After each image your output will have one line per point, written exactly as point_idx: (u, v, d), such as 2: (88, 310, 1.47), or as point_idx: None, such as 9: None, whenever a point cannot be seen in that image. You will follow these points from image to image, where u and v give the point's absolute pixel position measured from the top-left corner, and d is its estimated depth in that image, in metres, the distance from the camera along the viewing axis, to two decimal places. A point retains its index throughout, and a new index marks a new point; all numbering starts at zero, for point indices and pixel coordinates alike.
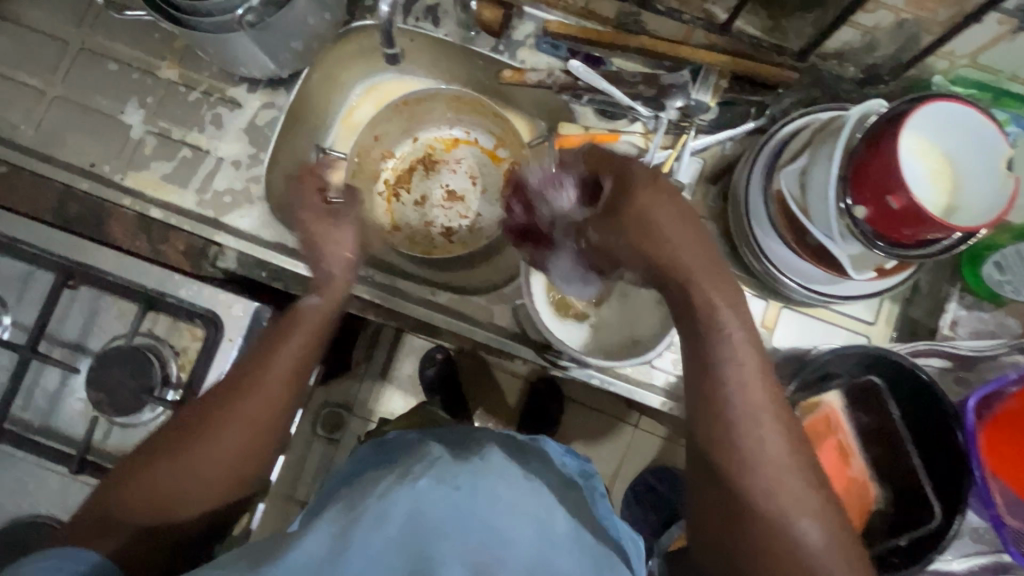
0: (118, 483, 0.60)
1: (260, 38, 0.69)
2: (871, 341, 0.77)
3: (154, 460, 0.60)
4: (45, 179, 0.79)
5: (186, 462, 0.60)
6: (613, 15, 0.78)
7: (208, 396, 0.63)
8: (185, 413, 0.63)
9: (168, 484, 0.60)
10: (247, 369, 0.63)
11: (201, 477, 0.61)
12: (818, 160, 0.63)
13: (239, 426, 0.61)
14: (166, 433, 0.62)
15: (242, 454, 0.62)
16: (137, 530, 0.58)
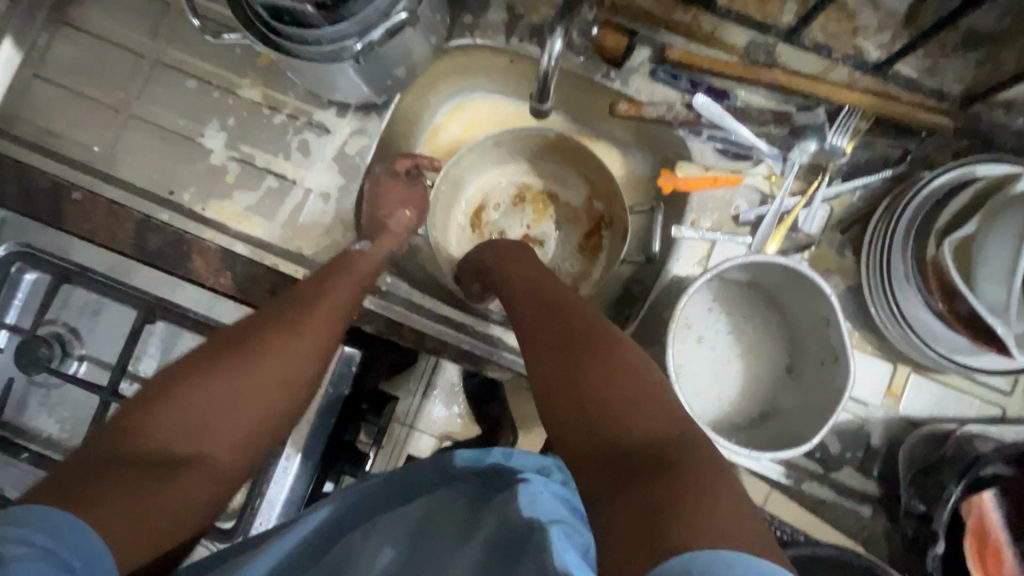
0: (111, 433, 0.48)
1: (365, 66, 0.64)
2: (1007, 414, 0.70)
3: (163, 397, 0.51)
4: (121, 207, 0.74)
5: (206, 392, 0.53)
6: (742, 43, 0.70)
7: (244, 331, 0.58)
8: (220, 344, 0.57)
9: (181, 423, 0.51)
10: (293, 315, 0.60)
11: (214, 419, 0.52)
12: (998, 231, 0.57)
13: (274, 354, 0.57)
14: (172, 375, 0.53)
15: (273, 377, 0.56)
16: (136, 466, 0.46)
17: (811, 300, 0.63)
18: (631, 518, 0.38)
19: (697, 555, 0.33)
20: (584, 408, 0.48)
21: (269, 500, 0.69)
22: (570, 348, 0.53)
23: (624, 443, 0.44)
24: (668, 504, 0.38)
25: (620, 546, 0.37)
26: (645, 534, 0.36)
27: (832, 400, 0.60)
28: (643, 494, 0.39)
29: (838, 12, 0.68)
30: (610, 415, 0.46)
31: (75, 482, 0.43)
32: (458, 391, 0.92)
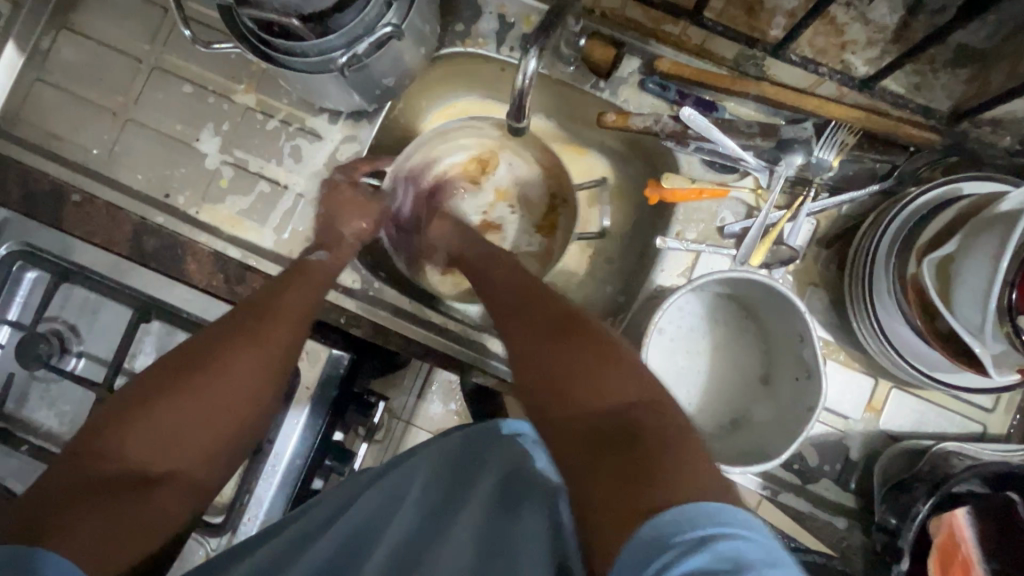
0: (76, 459, 0.50)
1: (353, 77, 0.65)
2: (988, 432, 0.70)
3: (128, 418, 0.53)
4: (119, 209, 0.76)
5: (170, 410, 0.54)
6: (730, 55, 0.70)
7: (197, 346, 0.59)
8: (174, 361, 0.58)
9: (146, 443, 0.52)
10: (247, 327, 0.61)
11: (180, 437, 0.54)
12: (975, 252, 0.57)
13: (231, 368, 0.58)
14: (135, 394, 0.55)
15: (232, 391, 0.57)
16: (105, 491, 0.49)
17: (787, 316, 0.65)
18: (615, 485, 0.45)
19: (678, 513, 0.39)
20: (564, 391, 0.54)
21: (257, 496, 0.71)
22: (546, 340, 0.58)
23: (606, 412, 0.51)
24: (648, 464, 0.45)
25: (605, 505, 0.44)
26: (628, 496, 0.43)
27: (804, 415, 0.61)
28: (620, 458, 0.47)
29: (826, 26, 0.67)
30: (586, 399, 0.53)
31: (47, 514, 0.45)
32: (455, 390, 1.01)
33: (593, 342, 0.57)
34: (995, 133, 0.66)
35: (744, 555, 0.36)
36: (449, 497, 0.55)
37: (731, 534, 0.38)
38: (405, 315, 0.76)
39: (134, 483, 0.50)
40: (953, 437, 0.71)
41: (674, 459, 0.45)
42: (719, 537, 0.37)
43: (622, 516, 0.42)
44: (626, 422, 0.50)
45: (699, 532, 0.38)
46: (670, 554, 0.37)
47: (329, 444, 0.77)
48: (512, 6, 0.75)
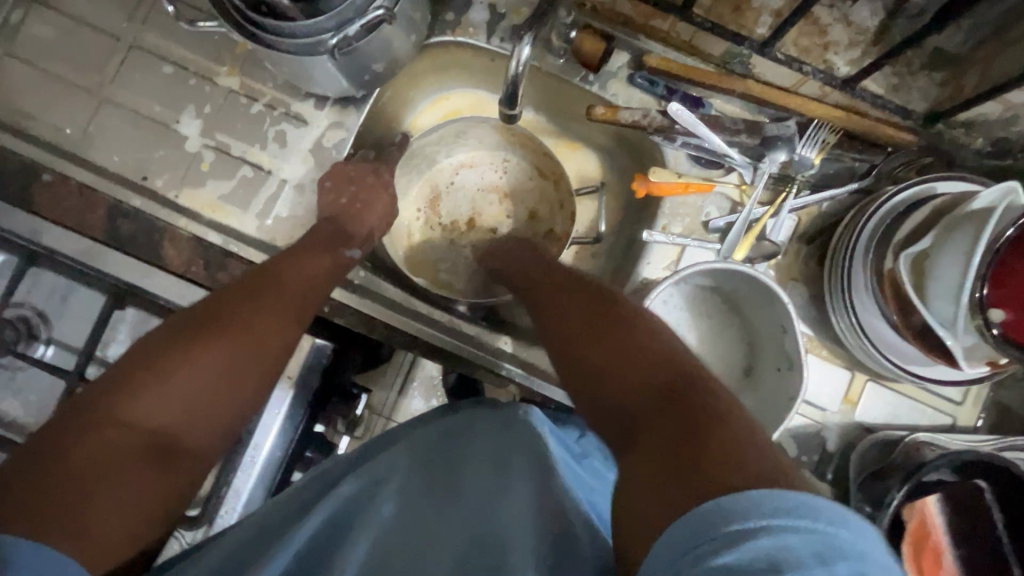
0: (82, 431, 0.45)
1: (342, 61, 0.64)
2: (957, 423, 0.73)
3: (138, 383, 0.49)
4: (93, 192, 0.73)
5: (185, 378, 0.51)
6: (717, 53, 0.72)
7: (206, 313, 0.56)
8: (182, 327, 0.54)
9: (162, 410, 0.49)
10: (264, 301, 0.59)
11: (195, 407, 0.51)
12: (948, 249, 0.59)
13: (250, 336, 0.56)
14: (144, 359, 0.51)
15: (249, 361, 0.55)
16: (115, 462, 0.45)
17: (769, 308, 0.66)
18: (651, 465, 0.40)
19: (726, 501, 0.33)
20: (607, 372, 0.51)
21: (236, 488, 0.69)
22: (587, 325, 0.56)
23: (646, 392, 0.46)
24: (694, 440, 0.39)
25: (647, 481, 0.39)
26: (668, 475, 0.38)
27: (785, 404, 0.63)
28: (666, 428, 0.42)
29: (810, 26, 0.68)
30: (624, 378, 0.49)
31: (53, 488, 0.41)
32: (436, 386, 1.01)
33: (630, 324, 0.54)
34: (968, 135, 0.69)
35: (794, 553, 0.30)
36: (441, 482, 0.51)
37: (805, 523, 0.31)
38: (389, 303, 0.75)
39: (147, 453, 0.47)
40: (925, 429, 0.73)
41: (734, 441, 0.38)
42: (778, 529, 0.31)
43: (659, 498, 0.37)
44: (664, 397, 0.45)
45: (745, 523, 0.31)
46: (712, 547, 0.31)
47: (310, 435, 0.76)
48: None
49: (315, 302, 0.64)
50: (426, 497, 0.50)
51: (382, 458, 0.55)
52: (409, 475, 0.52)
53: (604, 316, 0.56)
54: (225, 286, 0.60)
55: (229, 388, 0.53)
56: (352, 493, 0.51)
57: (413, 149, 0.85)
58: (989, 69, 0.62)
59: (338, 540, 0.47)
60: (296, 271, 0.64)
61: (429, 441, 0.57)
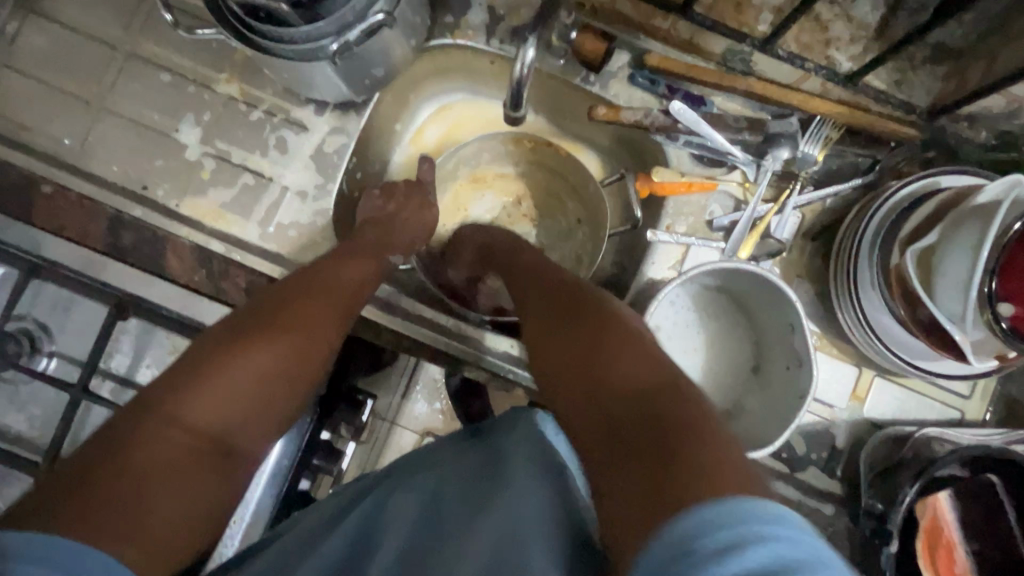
0: (137, 436, 0.42)
1: (342, 66, 0.64)
2: (966, 417, 0.73)
3: (196, 385, 0.46)
4: (93, 202, 0.72)
5: (243, 379, 0.48)
6: (718, 51, 0.71)
7: (257, 310, 0.53)
8: (234, 324, 0.52)
9: (219, 411, 0.46)
10: (311, 295, 0.57)
11: (252, 408, 0.48)
12: (955, 245, 0.58)
13: (305, 335, 0.53)
14: (200, 361, 0.48)
15: (307, 361, 0.53)
16: (175, 468, 0.42)
17: (777, 305, 0.66)
18: (638, 467, 0.36)
19: (696, 517, 0.31)
20: (578, 378, 0.45)
21: (242, 498, 0.68)
22: (572, 325, 0.50)
23: (619, 392, 0.42)
24: (667, 454, 0.36)
25: (622, 497, 0.36)
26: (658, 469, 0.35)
27: (795, 402, 0.62)
28: (636, 447, 0.37)
29: (811, 23, 0.68)
30: (597, 375, 0.44)
31: (116, 497, 0.39)
32: (440, 390, 1.01)
33: (601, 319, 0.50)
34: (971, 129, 0.69)
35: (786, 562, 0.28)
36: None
37: (769, 534, 0.29)
38: (391, 308, 0.74)
39: (209, 456, 0.44)
40: (934, 424, 0.73)
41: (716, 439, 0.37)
42: (751, 540, 0.29)
43: (629, 513, 0.35)
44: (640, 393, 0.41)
45: (734, 533, 0.29)
46: (698, 559, 0.29)
47: (316, 443, 0.75)
48: None
49: (362, 302, 0.62)
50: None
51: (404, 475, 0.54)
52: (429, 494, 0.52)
53: (574, 297, 0.53)
54: (271, 285, 0.58)
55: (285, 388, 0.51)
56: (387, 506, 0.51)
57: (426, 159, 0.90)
58: (991, 63, 0.62)
59: (365, 539, 0.45)
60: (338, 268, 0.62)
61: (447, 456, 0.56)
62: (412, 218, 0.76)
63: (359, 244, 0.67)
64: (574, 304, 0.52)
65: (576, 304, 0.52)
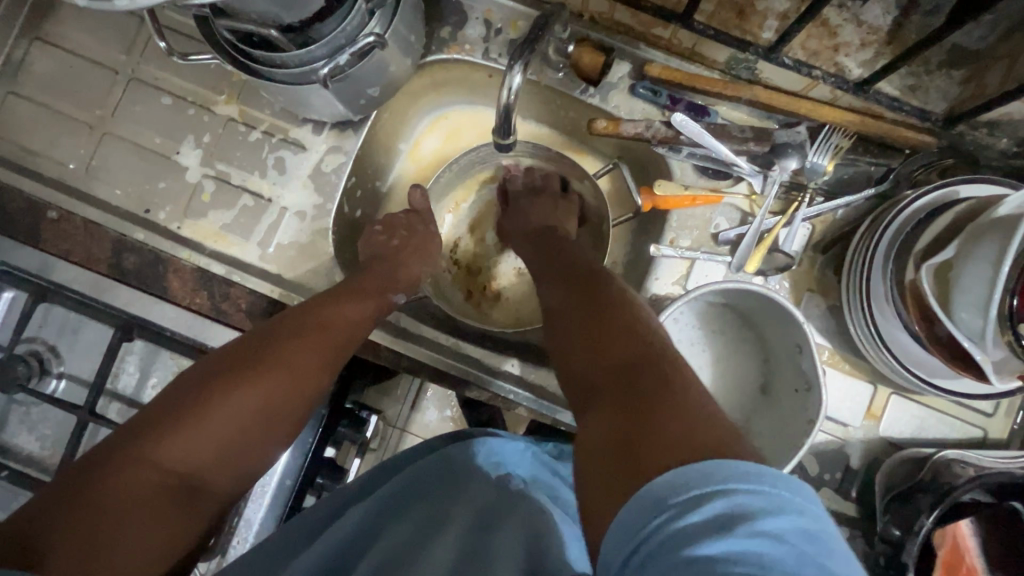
0: (112, 470, 0.45)
1: (336, 88, 0.63)
2: (988, 436, 0.70)
3: (171, 426, 0.48)
4: (98, 226, 0.73)
5: (217, 421, 0.50)
6: (722, 58, 0.69)
7: (243, 349, 0.55)
8: (220, 363, 0.54)
9: (191, 453, 0.48)
10: (299, 334, 0.57)
11: (223, 450, 0.50)
12: (974, 260, 0.55)
13: (286, 380, 0.54)
14: (183, 398, 0.50)
15: (285, 408, 0.54)
16: (140, 505, 0.45)
17: (785, 326, 0.63)
18: (613, 432, 0.43)
19: (675, 473, 0.36)
20: (585, 355, 0.53)
21: (246, 519, 0.67)
22: (592, 317, 0.55)
23: (609, 368, 0.49)
24: (644, 419, 0.42)
25: (600, 460, 0.42)
26: (629, 443, 0.41)
27: (803, 427, 0.60)
28: (624, 417, 0.43)
29: (819, 28, 0.64)
30: (598, 352, 0.52)
31: (78, 529, 0.42)
32: (450, 400, 1.00)
33: (607, 294, 0.58)
34: (991, 134, 0.65)
35: (755, 507, 0.32)
36: (448, 498, 0.54)
37: (737, 485, 0.33)
38: (389, 327, 0.74)
39: (174, 496, 0.47)
40: (954, 443, 0.70)
41: (686, 411, 0.41)
42: (726, 493, 0.33)
43: (612, 476, 0.40)
44: (628, 370, 0.48)
45: (711, 485, 0.34)
46: (674, 509, 0.33)
47: (321, 462, 0.75)
48: (498, 11, 0.73)
49: (354, 343, 0.62)
50: (428, 522, 0.51)
51: (399, 482, 0.58)
52: (413, 504, 0.54)
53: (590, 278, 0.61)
54: (265, 320, 0.59)
55: (258, 433, 0.52)
56: (367, 513, 0.55)
57: (429, 171, 0.88)
58: (1012, 67, 0.59)
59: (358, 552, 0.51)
60: (334, 305, 0.62)
61: (430, 466, 0.58)
62: (417, 243, 0.76)
63: (364, 282, 0.67)
64: (577, 294, 0.59)
65: (584, 290, 0.59)
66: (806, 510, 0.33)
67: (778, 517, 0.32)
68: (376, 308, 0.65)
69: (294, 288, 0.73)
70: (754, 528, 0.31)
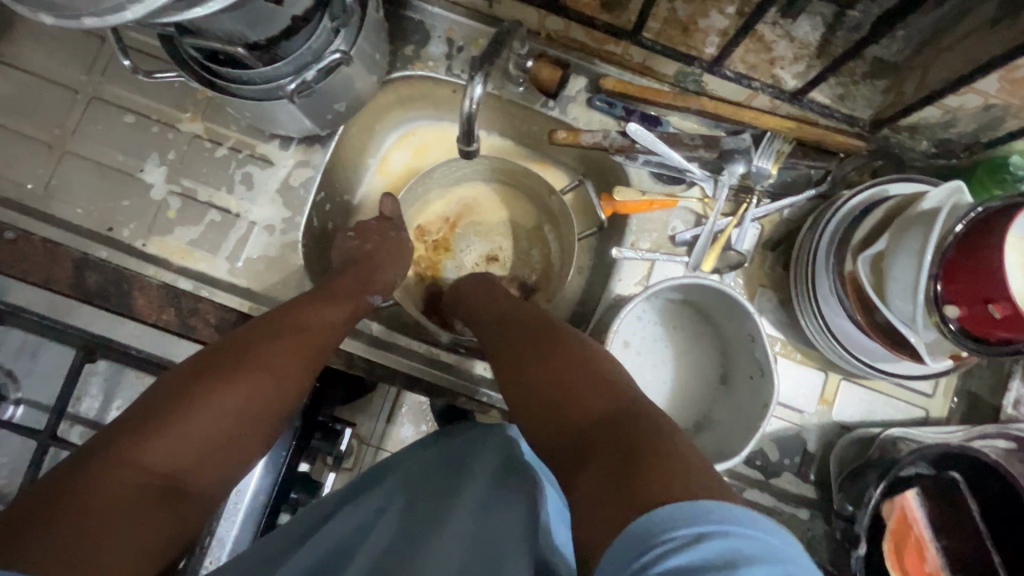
0: (93, 470, 0.44)
1: (303, 103, 0.65)
2: (930, 415, 0.75)
3: (151, 427, 0.48)
4: (59, 246, 0.72)
5: (205, 417, 0.50)
6: (671, 73, 0.73)
7: (220, 354, 0.55)
8: (198, 367, 0.54)
9: (174, 453, 0.48)
10: (274, 337, 0.58)
11: (205, 450, 0.50)
12: (902, 249, 0.60)
13: (266, 379, 0.55)
14: (162, 401, 0.50)
15: (265, 406, 0.54)
16: (125, 504, 0.43)
17: (737, 316, 0.68)
18: (606, 487, 0.39)
19: (660, 512, 0.33)
20: (559, 411, 0.49)
21: (219, 537, 0.66)
22: (563, 376, 0.51)
23: (591, 423, 0.46)
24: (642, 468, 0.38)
25: (595, 513, 0.38)
26: (625, 497, 0.37)
27: (759, 411, 0.64)
28: (615, 474, 0.39)
29: (755, 44, 0.69)
30: (570, 407, 0.48)
31: (66, 525, 0.40)
32: (425, 412, 1.00)
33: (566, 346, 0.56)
34: (913, 137, 0.71)
35: (744, 554, 0.30)
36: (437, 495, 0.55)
37: (725, 529, 0.32)
38: (360, 336, 0.75)
39: (158, 493, 0.46)
40: (900, 423, 0.75)
41: (682, 459, 0.38)
42: (709, 536, 0.31)
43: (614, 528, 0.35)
44: (609, 428, 0.44)
45: (694, 528, 0.32)
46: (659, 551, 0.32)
47: (296, 477, 0.74)
48: (459, 30, 0.76)
49: (331, 347, 0.63)
50: (421, 518, 0.52)
51: (388, 485, 0.59)
52: (410, 505, 0.55)
53: (545, 335, 0.59)
54: (239, 327, 0.60)
55: (240, 433, 0.52)
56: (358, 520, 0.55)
57: (397, 183, 0.90)
58: (925, 76, 0.65)
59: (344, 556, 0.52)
60: (309, 310, 0.63)
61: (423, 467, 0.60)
62: (391, 251, 0.77)
63: (337, 287, 0.68)
64: (534, 351, 0.57)
65: (545, 346, 0.57)
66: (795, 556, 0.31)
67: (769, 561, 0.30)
68: (350, 313, 0.67)
69: (262, 302, 0.74)
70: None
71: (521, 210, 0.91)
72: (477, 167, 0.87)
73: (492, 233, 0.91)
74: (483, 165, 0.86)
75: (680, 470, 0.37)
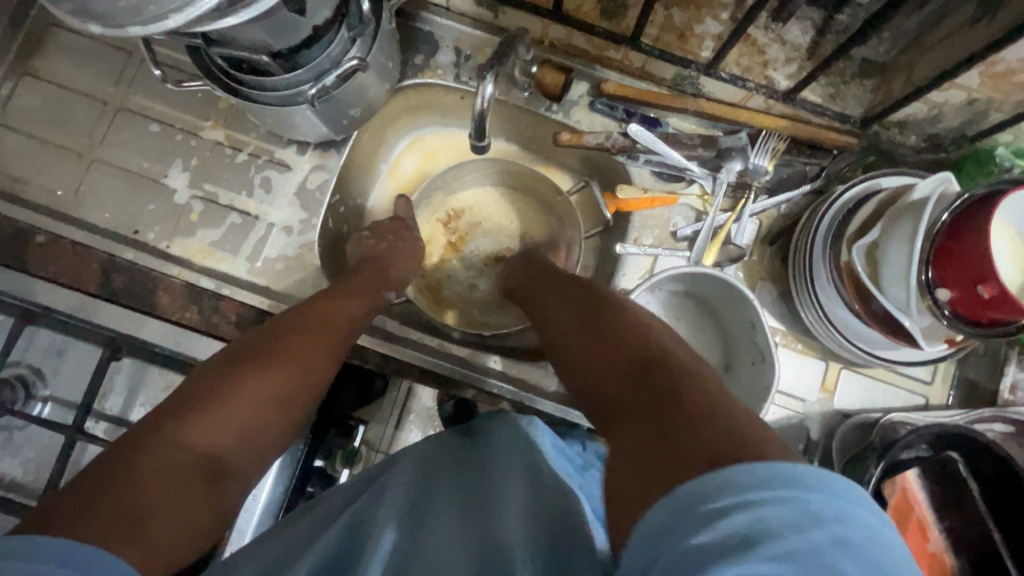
0: (140, 451, 0.46)
1: (321, 109, 0.69)
2: (929, 402, 0.77)
3: (191, 412, 0.50)
4: (87, 249, 0.76)
5: (234, 410, 0.52)
6: (669, 76, 0.77)
7: (249, 346, 0.58)
8: (230, 359, 0.57)
9: (213, 436, 0.50)
10: (299, 330, 0.61)
11: (240, 434, 0.52)
12: (894, 237, 0.63)
13: (294, 368, 0.58)
14: (199, 390, 0.53)
15: (293, 393, 0.57)
16: (170, 481, 0.46)
17: (739, 305, 0.70)
18: (641, 449, 0.41)
19: (688, 488, 0.34)
20: (598, 374, 0.52)
21: (239, 528, 0.68)
22: (594, 349, 0.54)
23: (626, 383, 0.48)
24: (670, 429, 0.40)
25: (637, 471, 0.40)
26: (659, 457, 0.39)
27: (760, 397, 0.66)
28: (648, 436, 0.42)
29: (748, 47, 0.73)
30: (604, 369, 0.51)
31: (117, 501, 0.42)
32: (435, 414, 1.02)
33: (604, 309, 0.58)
34: (902, 133, 0.74)
35: (772, 523, 0.31)
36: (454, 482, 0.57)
37: (757, 498, 0.32)
38: (374, 332, 0.78)
39: (200, 473, 0.48)
40: (900, 410, 0.77)
41: (711, 417, 0.40)
42: (738, 509, 0.32)
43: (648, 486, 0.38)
44: (643, 387, 0.46)
45: (727, 499, 0.33)
46: (690, 526, 0.32)
47: (312, 469, 0.76)
48: (466, 39, 0.80)
49: (351, 338, 0.66)
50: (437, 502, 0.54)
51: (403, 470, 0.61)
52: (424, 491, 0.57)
53: (582, 300, 0.62)
54: (265, 323, 0.63)
55: (272, 418, 0.55)
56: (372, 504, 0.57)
57: (408, 187, 0.94)
58: (911, 73, 0.68)
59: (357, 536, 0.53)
60: (329, 305, 0.66)
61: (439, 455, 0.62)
62: (403, 250, 0.80)
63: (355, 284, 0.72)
64: (572, 320, 0.60)
65: (582, 313, 0.60)
66: (835, 516, 0.31)
67: (796, 533, 0.31)
68: (368, 308, 0.70)
69: (281, 300, 0.77)
70: (765, 551, 0.30)
71: (526, 212, 0.94)
72: (485, 170, 0.90)
73: (499, 234, 0.94)
74: (490, 168, 0.90)
75: (708, 429, 0.39)
